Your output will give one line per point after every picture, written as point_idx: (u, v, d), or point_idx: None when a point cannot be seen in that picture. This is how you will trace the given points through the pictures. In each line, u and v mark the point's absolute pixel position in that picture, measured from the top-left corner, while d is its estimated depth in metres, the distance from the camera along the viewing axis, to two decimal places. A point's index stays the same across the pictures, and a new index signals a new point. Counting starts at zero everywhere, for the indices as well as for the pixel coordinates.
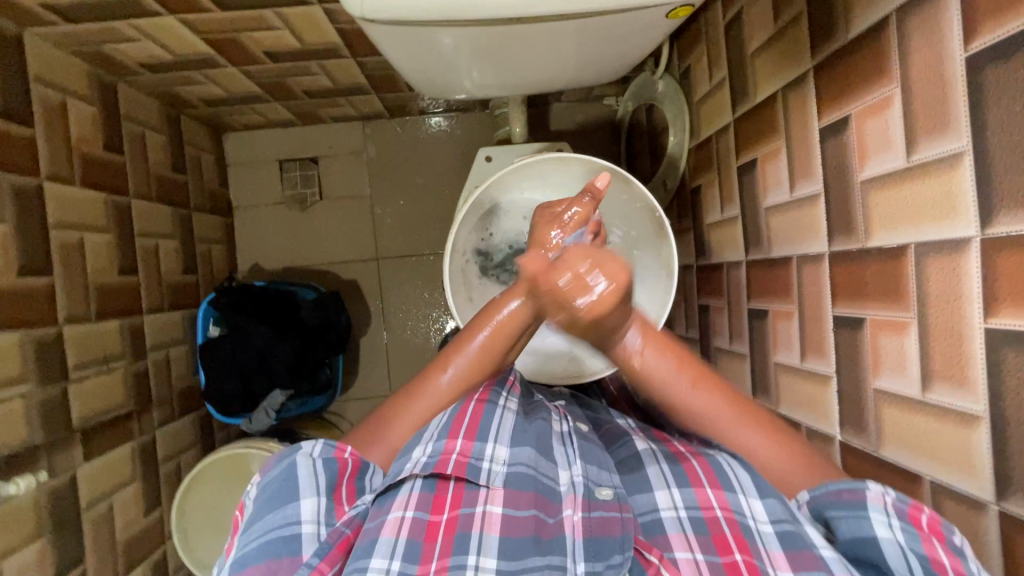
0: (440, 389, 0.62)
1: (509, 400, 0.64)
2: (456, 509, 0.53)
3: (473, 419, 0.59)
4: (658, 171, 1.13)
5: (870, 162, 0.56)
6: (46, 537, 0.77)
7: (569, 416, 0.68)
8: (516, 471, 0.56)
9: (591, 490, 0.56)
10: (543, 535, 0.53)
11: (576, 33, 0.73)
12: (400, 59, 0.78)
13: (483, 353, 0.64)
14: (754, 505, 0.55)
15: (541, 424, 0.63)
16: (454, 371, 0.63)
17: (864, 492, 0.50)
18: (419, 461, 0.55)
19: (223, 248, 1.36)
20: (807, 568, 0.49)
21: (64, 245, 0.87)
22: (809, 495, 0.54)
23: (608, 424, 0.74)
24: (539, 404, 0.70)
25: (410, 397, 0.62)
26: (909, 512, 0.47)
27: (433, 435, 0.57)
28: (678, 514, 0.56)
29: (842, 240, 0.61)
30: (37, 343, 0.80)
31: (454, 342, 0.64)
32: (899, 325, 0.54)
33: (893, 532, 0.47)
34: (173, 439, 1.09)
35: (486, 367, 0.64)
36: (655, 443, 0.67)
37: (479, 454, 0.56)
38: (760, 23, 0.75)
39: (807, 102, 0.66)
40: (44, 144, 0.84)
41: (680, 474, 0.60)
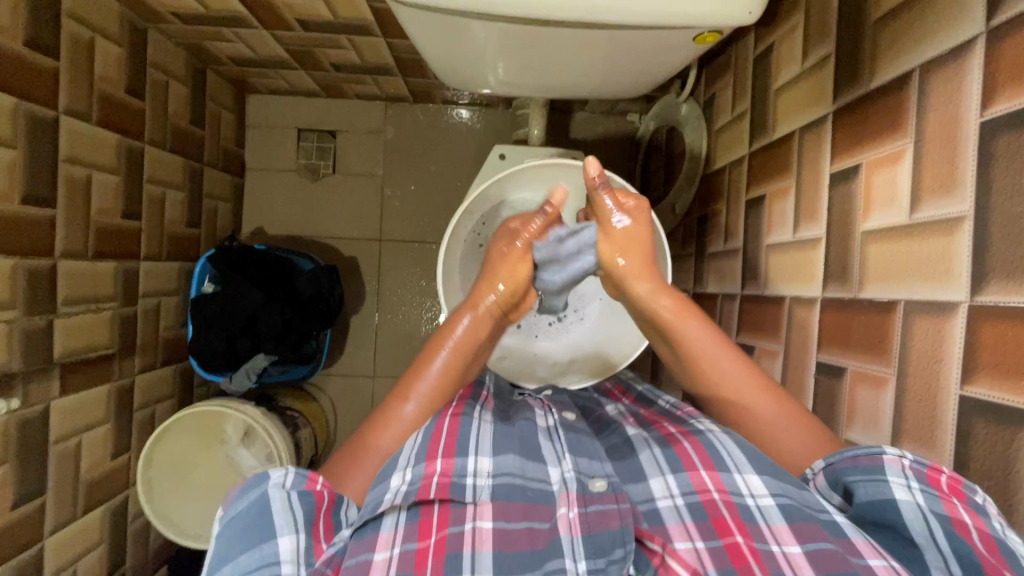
0: (405, 418, 0.63)
1: (483, 413, 0.64)
2: (444, 530, 0.50)
3: (449, 438, 0.57)
4: (668, 194, 1.14)
5: (874, 215, 0.56)
6: (10, 463, 0.78)
7: (553, 411, 0.69)
8: (503, 482, 0.55)
9: (584, 484, 0.54)
10: (538, 545, 0.50)
11: (603, 43, 0.73)
12: (426, 44, 0.78)
13: (445, 373, 0.67)
14: (752, 481, 0.53)
15: (521, 428, 0.63)
16: (415, 402, 0.64)
17: (880, 456, 0.47)
18: (400, 490, 0.52)
19: (230, 207, 1.36)
20: (811, 540, 0.46)
21: (71, 180, 0.87)
22: (825, 462, 0.51)
23: (599, 414, 0.74)
24: (518, 407, 0.70)
25: (375, 429, 0.62)
26: (928, 473, 0.45)
27: (408, 462, 0.54)
28: (675, 503, 0.54)
29: (835, 287, 0.61)
30: (29, 273, 0.80)
31: (409, 374, 0.67)
32: (878, 379, 0.54)
33: (912, 495, 0.45)
34: (151, 387, 1.09)
35: (448, 391, 0.67)
36: (647, 429, 0.66)
37: (461, 471, 0.54)
38: (788, 61, 0.75)
39: (821, 147, 0.66)
40: (66, 79, 0.85)
41: (672, 458, 0.58)
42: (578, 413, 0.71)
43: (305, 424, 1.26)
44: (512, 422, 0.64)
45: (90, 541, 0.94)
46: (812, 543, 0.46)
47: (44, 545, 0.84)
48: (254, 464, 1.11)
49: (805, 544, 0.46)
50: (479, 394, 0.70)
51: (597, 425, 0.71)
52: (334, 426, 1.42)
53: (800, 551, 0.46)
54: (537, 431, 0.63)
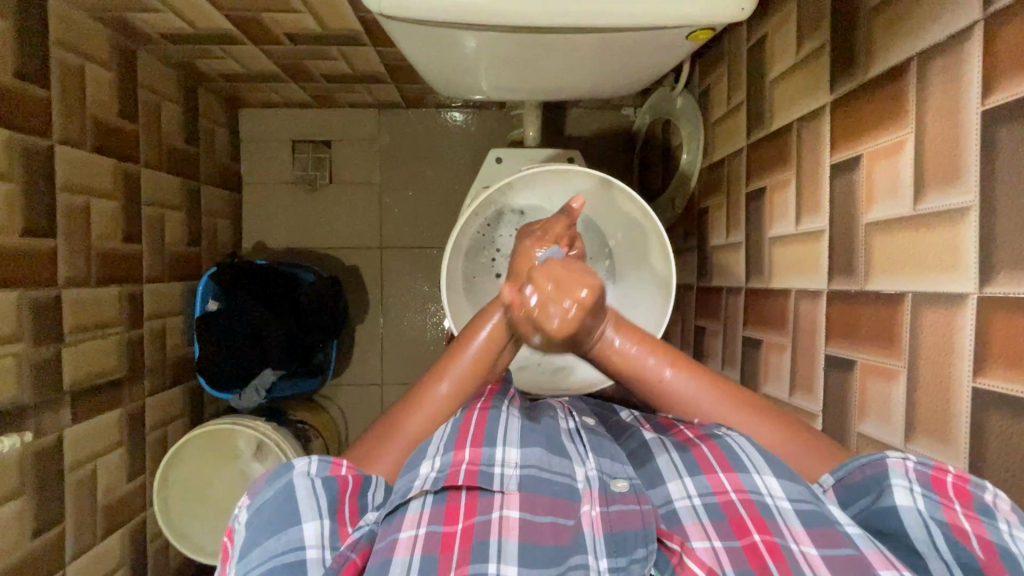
0: (438, 398, 0.63)
1: (511, 407, 0.63)
2: (471, 517, 0.51)
3: (477, 428, 0.57)
4: (668, 187, 1.13)
5: (877, 206, 0.56)
6: (28, 495, 0.78)
7: (573, 414, 0.68)
8: (530, 473, 0.54)
9: (606, 484, 0.55)
10: (563, 540, 0.50)
11: (594, 46, 0.72)
12: (416, 55, 0.77)
13: (483, 356, 0.65)
14: (771, 483, 0.52)
15: (547, 426, 0.62)
16: (450, 381, 0.64)
17: (885, 461, 0.48)
18: (428, 477, 0.53)
19: (229, 223, 1.36)
20: (833, 545, 0.47)
21: (69, 209, 0.87)
22: (834, 478, 0.52)
23: (614, 420, 0.73)
24: (543, 407, 0.70)
25: (407, 408, 0.62)
26: (933, 474, 0.45)
27: (438, 449, 0.55)
28: (692, 503, 0.54)
29: (841, 280, 0.61)
30: (35, 305, 0.80)
31: (447, 354, 0.66)
32: (889, 372, 0.54)
33: (913, 498, 0.46)
34: (161, 408, 1.10)
35: (479, 378, 0.65)
36: (663, 431, 0.65)
37: (490, 460, 0.54)
38: (782, 51, 0.74)
39: (820, 138, 0.65)
40: (58, 108, 0.85)
41: (689, 461, 0.57)
42: (596, 418, 0.71)
43: (317, 436, 1.27)
44: (538, 420, 0.64)
45: (110, 564, 0.94)
46: (832, 549, 0.46)
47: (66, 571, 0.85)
48: None
49: (822, 548, 0.47)
50: (507, 391, 0.67)
51: (614, 431, 0.71)
52: (345, 436, 1.42)
53: (817, 553, 0.46)
54: (561, 430, 0.63)
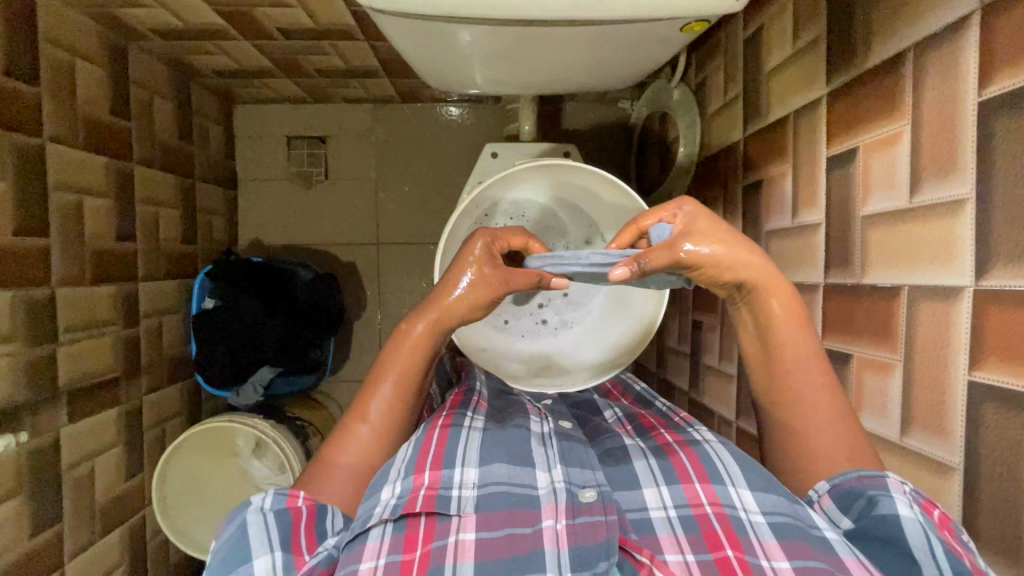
0: (364, 440, 0.63)
1: (473, 420, 0.64)
2: (428, 543, 0.51)
3: (438, 447, 0.58)
4: (665, 181, 1.13)
5: (874, 198, 0.55)
6: (25, 494, 0.78)
7: (548, 418, 0.69)
8: (489, 492, 0.55)
9: (574, 495, 0.54)
10: (520, 550, 0.50)
11: (589, 38, 0.71)
12: (409, 50, 0.76)
13: (398, 390, 0.65)
14: (746, 498, 0.54)
15: (514, 436, 0.62)
16: (371, 424, 0.64)
17: (885, 479, 0.49)
18: (388, 504, 0.52)
19: (224, 220, 1.35)
20: (802, 556, 0.47)
21: (62, 207, 0.86)
22: (829, 485, 0.53)
23: (594, 422, 0.74)
24: (513, 412, 0.70)
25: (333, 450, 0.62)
26: (923, 504, 0.46)
27: (399, 472, 0.55)
28: (667, 514, 0.55)
29: (838, 273, 0.61)
30: (28, 304, 0.80)
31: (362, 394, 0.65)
32: (885, 365, 0.54)
33: (912, 511, 0.46)
34: (158, 407, 1.09)
35: (404, 403, 0.65)
36: (642, 437, 0.67)
37: (447, 483, 0.55)
38: (778, 42, 0.74)
39: (817, 130, 0.65)
40: (48, 106, 0.84)
41: (668, 470, 0.59)
42: (574, 420, 0.71)
43: (315, 433, 1.27)
44: (506, 428, 0.64)
45: (109, 563, 0.94)
46: (802, 560, 0.47)
47: (65, 570, 0.85)
48: (267, 474, 1.11)
49: (794, 560, 0.47)
50: (470, 401, 0.69)
51: (592, 433, 0.72)
52: None
53: (789, 566, 0.47)
54: (530, 437, 0.63)
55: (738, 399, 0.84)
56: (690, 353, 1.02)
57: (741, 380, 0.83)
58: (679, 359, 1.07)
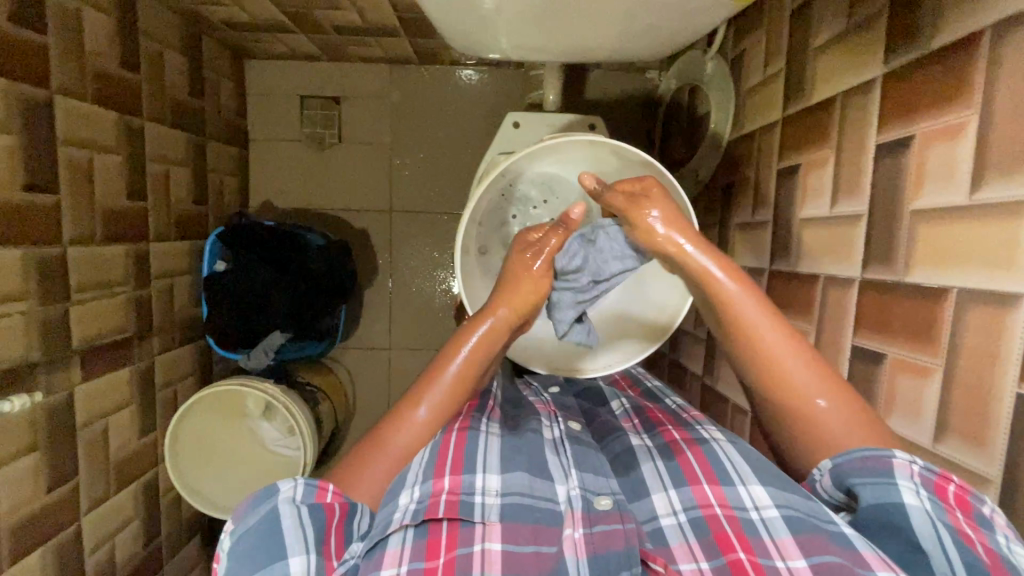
0: (418, 423, 0.63)
1: (490, 425, 0.66)
2: (452, 551, 0.51)
3: (456, 452, 0.60)
4: (691, 159, 1.09)
5: (926, 193, 0.52)
6: (41, 450, 0.79)
7: (558, 421, 0.70)
8: (511, 501, 0.55)
9: (589, 502, 0.55)
10: (546, 569, 0.50)
11: (625, 6, 0.67)
12: (435, 10, 0.72)
13: (460, 377, 0.65)
14: (755, 491, 0.55)
15: (529, 441, 0.64)
16: (427, 404, 0.63)
17: (891, 460, 0.48)
18: (408, 510, 0.53)
19: (236, 181, 1.33)
20: (817, 551, 0.47)
21: (72, 164, 0.84)
22: (832, 462, 0.52)
23: (602, 419, 0.75)
24: (526, 416, 0.71)
25: (385, 435, 0.61)
26: (937, 481, 0.46)
27: (416, 479, 0.56)
28: (678, 520, 0.55)
29: (878, 269, 0.58)
30: (41, 262, 0.79)
31: (424, 377, 0.66)
32: (922, 369, 0.52)
33: (920, 500, 0.46)
34: (171, 367, 1.10)
35: (461, 394, 0.65)
36: (649, 434, 0.68)
37: (470, 489, 0.56)
38: (831, 15, 0.69)
39: (867, 116, 0.61)
40: (57, 56, 0.81)
41: (675, 471, 0.60)
42: (581, 420, 0.72)
43: (325, 399, 1.28)
44: (520, 434, 0.66)
45: (124, 517, 0.96)
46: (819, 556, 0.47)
47: (82, 523, 0.87)
48: (276, 436, 1.17)
49: (811, 557, 0.48)
50: (484, 405, 0.70)
51: (600, 431, 0.73)
52: (353, 399, 1.43)
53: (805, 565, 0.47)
54: (544, 444, 0.64)
55: None
56: (706, 338, 1.01)
57: None
58: (694, 343, 1.06)
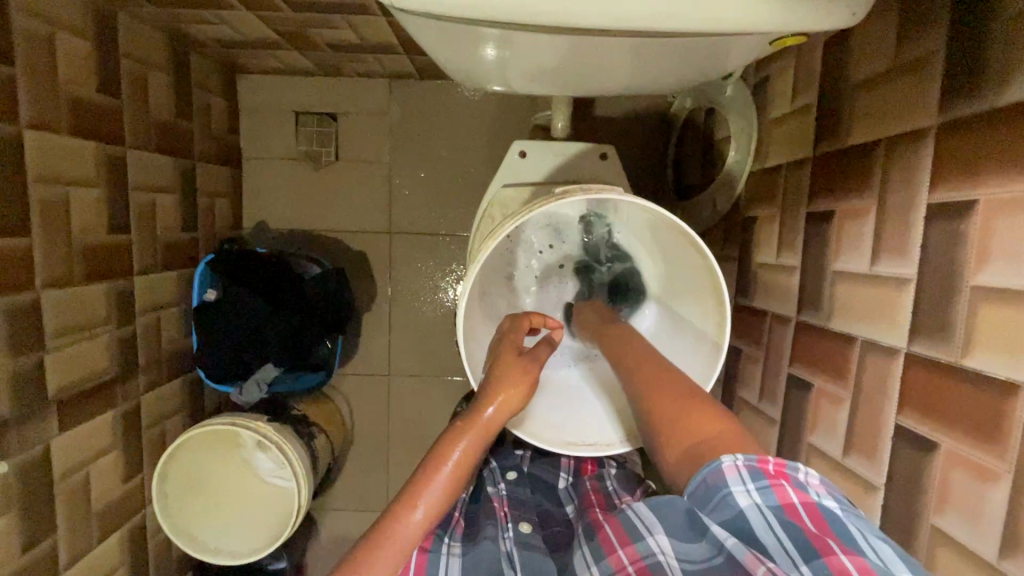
0: (413, 528, 0.59)
1: (452, 544, 0.65)
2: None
3: (417, 573, 0.60)
4: (708, 187, 1.02)
5: (993, 268, 0.46)
6: (13, 511, 0.74)
7: (509, 526, 0.71)
8: None
9: None
10: None
11: (634, 46, 0.61)
12: (433, 45, 0.66)
13: (458, 472, 0.62)
14: (660, 543, 0.52)
15: (483, 550, 0.65)
16: (426, 506, 0.60)
17: (720, 468, 0.50)
18: None
19: (228, 202, 1.27)
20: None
21: (45, 201, 0.78)
22: (691, 490, 0.52)
23: (556, 524, 0.77)
24: (478, 524, 0.72)
25: (380, 545, 0.57)
26: (759, 465, 0.50)
27: None
28: None
29: (930, 344, 0.52)
30: (11, 311, 0.73)
31: (417, 477, 0.61)
32: (983, 470, 0.46)
33: (752, 496, 0.48)
34: (159, 404, 1.05)
35: (457, 490, 0.62)
36: (586, 520, 0.70)
37: None
38: (874, 48, 0.62)
39: (917, 169, 0.54)
40: (26, 86, 0.74)
41: (596, 548, 0.57)
42: (535, 519, 0.74)
43: (321, 431, 1.22)
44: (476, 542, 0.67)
45: (108, 568, 0.92)
46: None
47: None
48: (271, 467, 1.10)
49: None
50: (450, 519, 0.70)
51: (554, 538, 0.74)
52: (351, 427, 1.38)
53: None
54: (499, 556, 0.65)
55: (779, 447, 0.77)
56: (724, 380, 0.95)
57: (784, 428, 0.76)
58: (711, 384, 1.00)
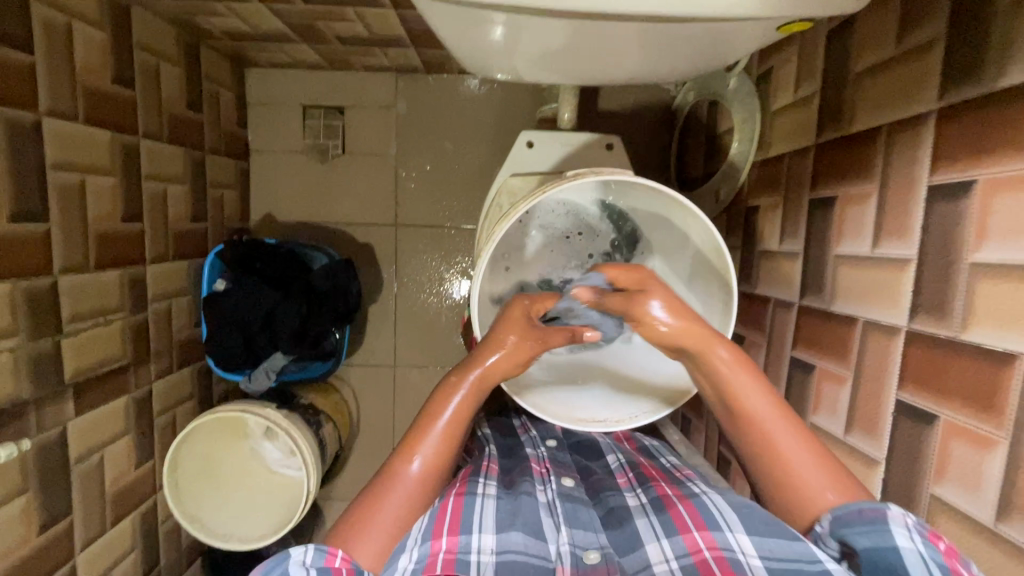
0: (411, 479, 0.61)
1: (486, 486, 0.66)
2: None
3: (454, 516, 0.61)
4: (711, 177, 1.04)
5: (991, 245, 0.48)
6: (32, 491, 0.76)
7: (550, 480, 0.71)
8: (506, 559, 0.58)
9: (578, 557, 0.60)
10: None
11: (645, 32, 0.62)
12: (447, 33, 0.68)
13: (452, 424, 0.64)
14: (742, 540, 0.58)
15: (521, 500, 0.66)
16: (422, 457, 0.62)
17: (886, 510, 0.51)
18: (406, 570, 0.56)
19: (237, 194, 1.28)
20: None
21: (63, 188, 0.80)
22: (832, 515, 0.55)
23: (597, 474, 0.76)
24: (517, 472, 0.72)
25: (380, 493, 0.60)
26: (930, 533, 0.49)
27: (416, 540, 0.58)
28: (669, 566, 0.59)
29: (930, 320, 0.53)
30: (29, 294, 0.75)
31: (416, 428, 0.64)
32: (982, 439, 0.47)
33: (913, 543, 0.48)
34: (170, 391, 1.06)
35: (453, 445, 0.64)
36: (642, 488, 0.70)
37: (466, 548, 0.58)
38: (875, 37, 0.64)
39: (918, 153, 0.56)
40: (45, 75, 0.76)
41: (668, 524, 0.63)
42: (576, 477, 0.73)
43: (328, 420, 1.24)
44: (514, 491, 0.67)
45: (121, 551, 0.93)
46: None
47: (77, 562, 0.84)
48: (279, 456, 1.14)
49: None
50: (480, 466, 0.71)
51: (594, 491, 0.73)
52: (357, 417, 1.40)
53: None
54: (537, 504, 0.65)
55: None
56: None
57: None
58: None
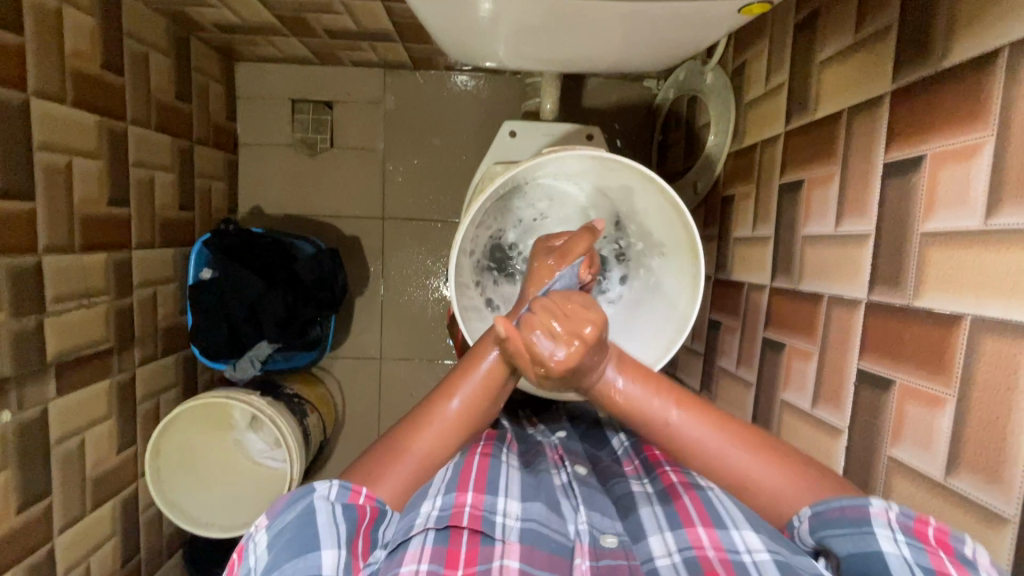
0: (446, 418, 0.61)
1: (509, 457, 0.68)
2: (471, 566, 0.54)
3: (479, 474, 0.62)
4: (690, 170, 1.07)
5: (939, 215, 0.50)
6: (11, 469, 0.76)
7: (566, 465, 0.70)
8: (530, 527, 0.57)
9: (596, 538, 0.58)
10: None
11: (624, 16, 0.65)
12: (432, 17, 0.70)
13: (494, 373, 0.62)
14: (748, 538, 0.56)
15: (543, 478, 0.66)
16: (461, 399, 0.61)
17: (868, 507, 0.49)
18: (430, 515, 0.56)
19: (224, 186, 1.29)
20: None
21: (49, 169, 0.81)
22: (812, 510, 0.52)
23: (605, 463, 0.76)
24: (537, 453, 0.73)
25: (414, 427, 0.60)
26: (915, 525, 0.47)
27: (440, 490, 0.59)
28: (673, 560, 0.56)
29: (887, 291, 0.56)
30: (12, 272, 0.75)
31: (457, 369, 0.63)
32: (933, 398, 0.50)
33: (898, 547, 0.47)
34: (153, 378, 1.06)
35: (493, 392, 0.62)
36: (650, 481, 0.69)
37: (491, 508, 0.58)
38: (837, 27, 0.67)
39: (875, 133, 0.59)
40: (34, 58, 0.77)
41: (673, 516, 0.61)
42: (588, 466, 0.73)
43: (313, 410, 1.24)
44: (535, 471, 0.67)
45: (101, 536, 0.93)
46: None
47: (55, 544, 0.83)
48: (263, 447, 1.15)
49: None
50: (503, 437, 0.73)
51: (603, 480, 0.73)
52: (342, 409, 1.40)
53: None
54: (555, 485, 0.65)
55: (755, 409, 0.80)
56: (705, 353, 0.99)
57: (759, 390, 0.80)
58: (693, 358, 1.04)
